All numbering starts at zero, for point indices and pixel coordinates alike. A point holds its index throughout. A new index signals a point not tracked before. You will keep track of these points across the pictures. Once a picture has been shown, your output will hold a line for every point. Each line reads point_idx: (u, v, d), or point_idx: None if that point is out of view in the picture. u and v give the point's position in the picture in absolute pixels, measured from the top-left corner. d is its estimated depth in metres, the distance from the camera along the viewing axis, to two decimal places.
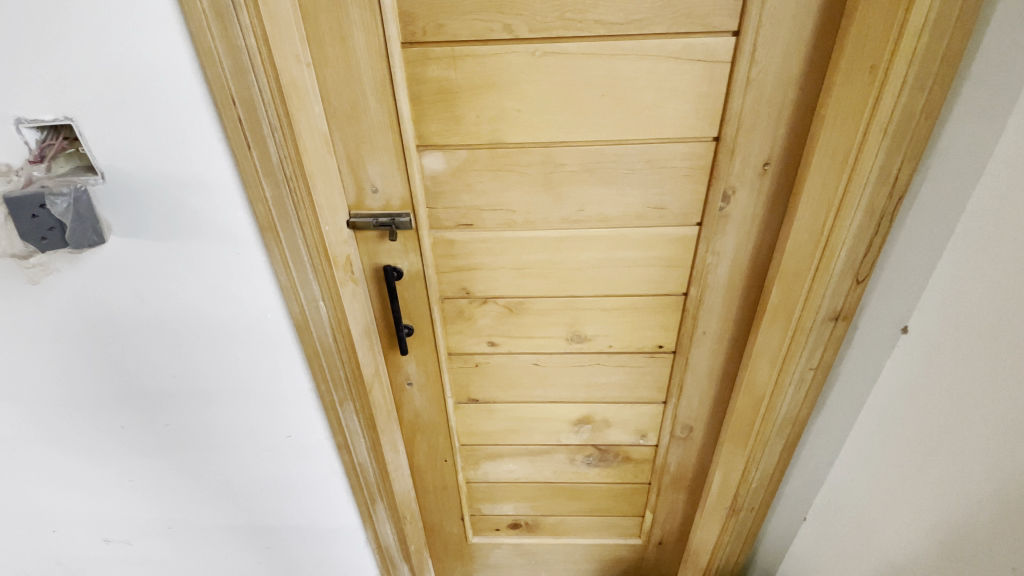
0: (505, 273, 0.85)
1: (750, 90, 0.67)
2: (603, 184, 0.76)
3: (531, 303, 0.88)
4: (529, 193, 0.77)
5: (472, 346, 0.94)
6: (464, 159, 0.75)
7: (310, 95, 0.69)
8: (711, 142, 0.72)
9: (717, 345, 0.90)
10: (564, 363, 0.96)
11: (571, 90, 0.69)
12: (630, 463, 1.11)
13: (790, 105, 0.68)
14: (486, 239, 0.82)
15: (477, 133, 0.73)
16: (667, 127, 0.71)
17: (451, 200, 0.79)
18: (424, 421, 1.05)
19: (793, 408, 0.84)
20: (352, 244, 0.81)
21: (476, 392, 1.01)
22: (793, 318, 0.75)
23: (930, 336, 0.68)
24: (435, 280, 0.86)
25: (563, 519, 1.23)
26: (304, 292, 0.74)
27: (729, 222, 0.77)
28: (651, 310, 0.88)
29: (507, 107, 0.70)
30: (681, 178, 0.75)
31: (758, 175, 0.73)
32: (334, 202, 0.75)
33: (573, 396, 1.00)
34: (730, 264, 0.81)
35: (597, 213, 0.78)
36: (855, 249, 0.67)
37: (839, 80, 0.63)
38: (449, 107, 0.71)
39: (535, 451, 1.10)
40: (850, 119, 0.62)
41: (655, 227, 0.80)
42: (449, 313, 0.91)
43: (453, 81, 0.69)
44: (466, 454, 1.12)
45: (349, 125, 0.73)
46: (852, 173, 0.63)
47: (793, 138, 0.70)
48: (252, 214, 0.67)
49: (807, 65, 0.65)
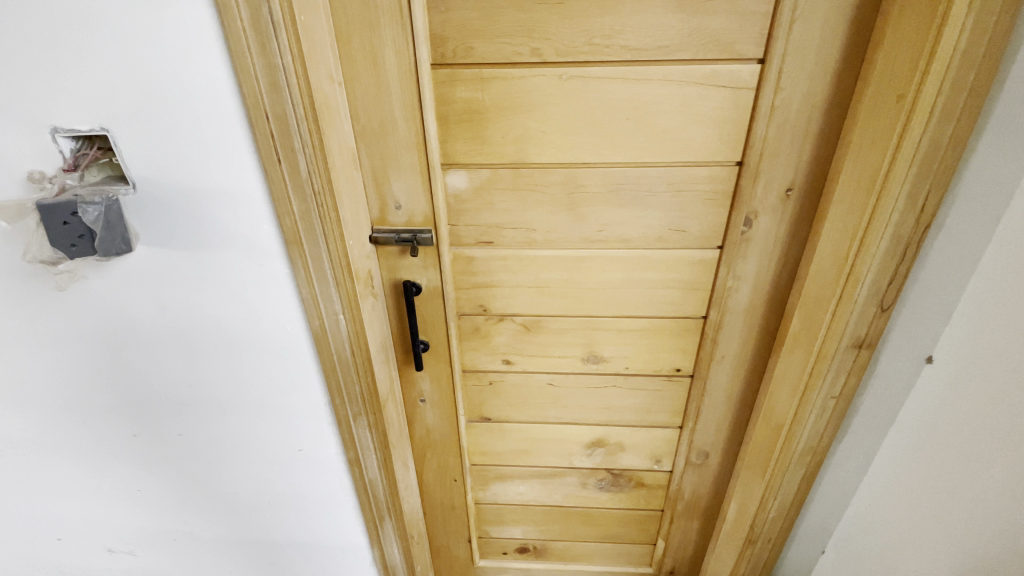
0: (523, 291, 0.85)
1: (774, 117, 0.67)
2: (625, 205, 0.76)
3: (549, 322, 0.88)
4: (550, 213, 0.77)
5: (487, 364, 0.94)
6: (487, 178, 0.76)
7: (341, 113, 0.70)
8: (734, 166, 0.72)
9: (736, 370, 0.89)
10: (579, 384, 0.95)
11: (596, 112, 0.70)
12: (643, 489, 1.09)
13: (814, 132, 0.68)
14: (506, 257, 0.82)
15: (501, 152, 0.73)
16: (691, 151, 0.71)
17: (472, 218, 0.79)
18: (435, 439, 1.03)
19: (814, 437, 0.82)
20: (373, 259, 0.81)
21: (490, 411, 1.00)
22: (815, 345, 0.74)
23: (956, 367, 0.67)
24: (454, 297, 0.86)
25: (572, 545, 1.20)
26: (325, 306, 0.74)
27: (750, 247, 0.77)
28: (669, 332, 0.87)
29: (532, 128, 0.71)
30: (703, 201, 0.75)
31: (781, 200, 0.73)
32: (359, 217, 0.76)
33: (586, 417, 0.99)
34: (751, 289, 0.81)
35: (618, 234, 0.78)
36: (880, 277, 0.66)
37: (865, 108, 0.63)
38: (475, 126, 0.72)
39: (546, 473, 1.08)
40: (876, 147, 0.62)
41: (676, 250, 0.79)
42: (466, 330, 0.90)
43: (479, 101, 0.70)
44: (476, 474, 1.10)
45: (376, 142, 0.74)
46: (879, 201, 0.63)
47: (817, 165, 0.70)
48: (279, 227, 0.68)
49: (830, 94, 0.66)
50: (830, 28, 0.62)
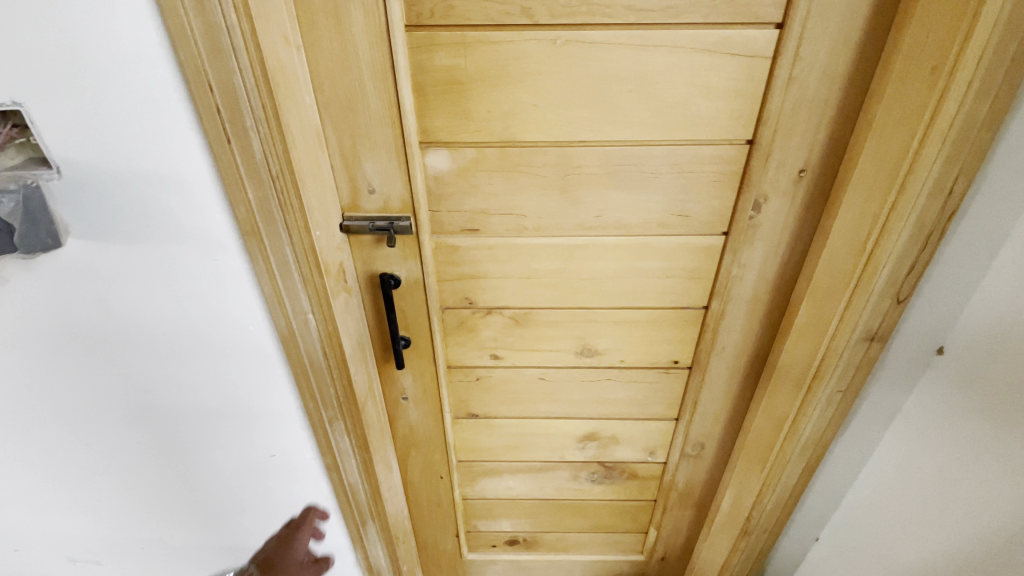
0: (512, 282, 0.78)
1: (792, 89, 0.60)
2: (624, 189, 0.69)
3: (540, 314, 0.81)
4: (543, 197, 0.70)
5: (474, 359, 0.87)
6: (472, 158, 0.68)
7: (302, 84, 0.61)
8: (744, 144, 0.66)
9: (735, 362, 0.85)
10: (572, 377, 0.89)
11: (593, 83, 0.62)
12: (636, 480, 1.06)
13: (833, 107, 0.62)
14: (494, 246, 0.75)
15: (486, 129, 0.65)
16: (698, 128, 0.64)
17: (455, 202, 0.71)
18: (419, 438, 0.97)
19: (817, 430, 0.78)
20: (346, 249, 0.72)
21: (477, 407, 0.94)
22: (824, 337, 0.70)
23: (968, 361, 0.63)
24: (436, 289, 0.78)
25: (562, 536, 1.18)
26: (290, 306, 0.66)
27: (758, 233, 0.71)
28: (668, 323, 0.82)
29: (521, 101, 0.63)
30: (709, 184, 0.69)
31: (793, 182, 0.67)
32: (329, 204, 0.67)
33: (579, 411, 0.94)
34: (756, 277, 0.75)
35: (616, 220, 0.72)
36: (899, 266, 0.62)
37: (893, 79, 0.57)
38: (458, 99, 0.63)
39: (537, 468, 1.04)
40: (904, 124, 0.56)
41: (678, 237, 0.73)
42: (450, 324, 0.83)
43: (462, 70, 0.62)
44: (464, 471, 1.05)
45: (344, 117, 0.64)
46: (903, 183, 0.57)
47: (834, 144, 0.64)
48: (234, 217, 0.59)
49: (853, 64, 0.59)
50: None
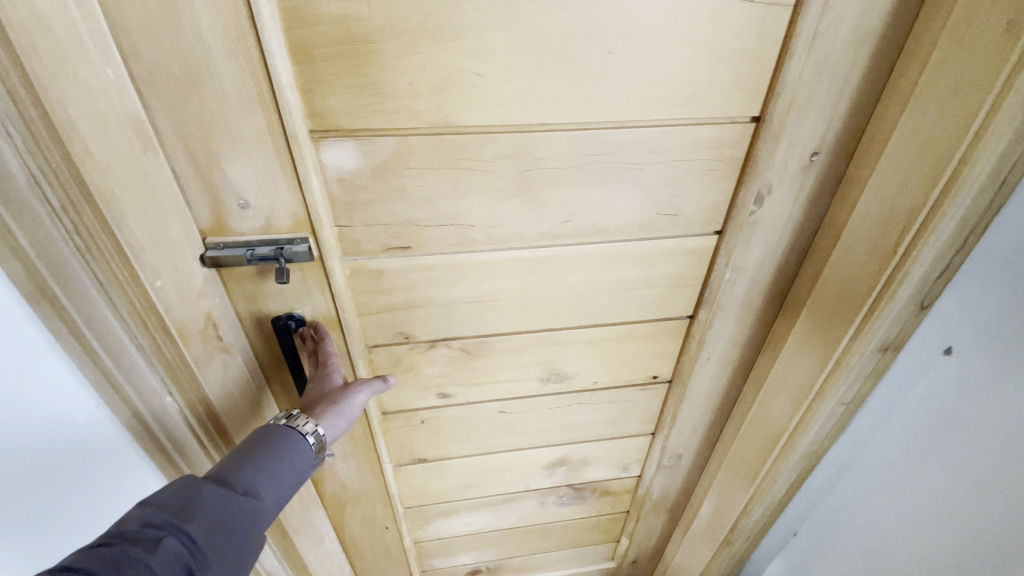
0: (459, 308, 0.60)
1: (815, 49, 0.46)
2: (599, 184, 0.53)
3: (496, 342, 0.65)
4: (494, 201, 0.51)
5: (416, 400, 0.69)
6: (391, 152, 0.46)
7: (90, 51, 0.36)
8: (750, 121, 0.51)
9: (719, 370, 0.74)
10: (537, 406, 0.75)
11: (561, 42, 0.43)
12: (608, 496, 0.95)
13: (858, 72, 0.48)
14: (432, 267, 0.55)
15: (410, 109, 0.44)
16: (695, 103, 0.49)
17: (373, 214, 0.50)
18: (354, 492, 0.79)
19: (816, 441, 0.72)
20: (216, 293, 0.50)
21: (424, 450, 0.77)
22: (833, 350, 0.61)
23: (979, 360, 0.57)
24: (356, 327, 0.58)
25: (529, 557, 1.07)
26: (131, 384, 0.48)
27: (757, 230, 0.58)
28: (648, 337, 0.69)
29: (459, 67, 0.43)
30: (704, 174, 0.54)
31: (803, 168, 0.54)
32: (189, 234, 0.46)
33: (546, 439, 0.80)
34: (750, 279, 0.63)
35: (590, 224, 0.55)
36: (931, 270, 0.54)
37: (944, 40, 0.44)
38: (361, 65, 0.42)
39: (499, 500, 0.90)
40: (957, 103, 0.45)
41: (664, 239, 0.58)
42: (381, 364, 0.64)
43: (364, 20, 0.40)
44: (413, 515, 0.89)
45: (181, 95, 0.41)
46: (953, 177, 0.47)
47: (851, 120, 0.52)
48: (1, 272, 0.39)
49: (889, 17, 0.46)
50: None
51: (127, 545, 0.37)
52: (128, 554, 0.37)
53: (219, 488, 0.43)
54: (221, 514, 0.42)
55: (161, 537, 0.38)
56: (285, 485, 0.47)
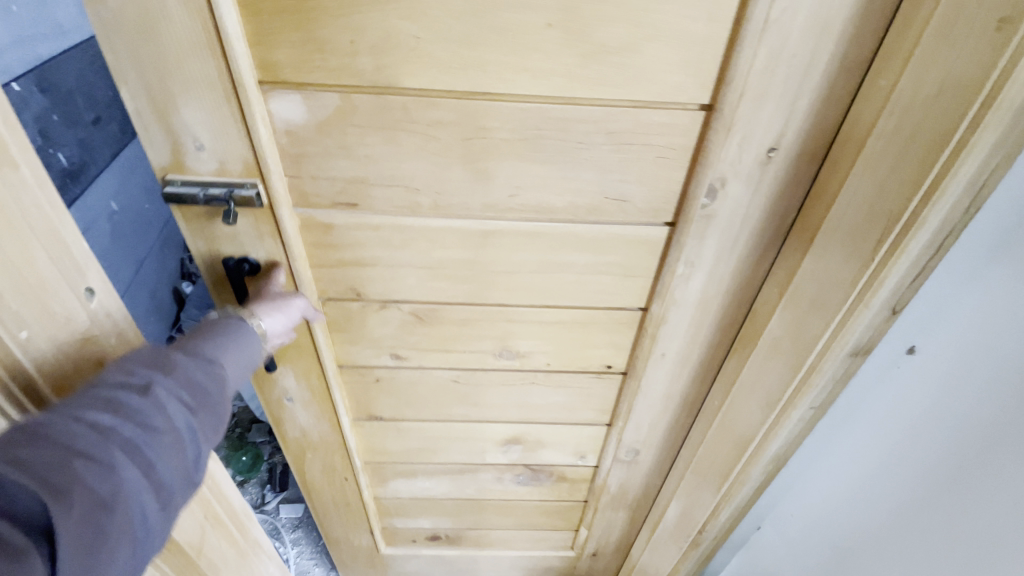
0: (409, 272, 0.62)
1: (767, 36, 0.44)
2: (545, 162, 0.53)
3: (447, 311, 0.66)
4: (439, 167, 0.53)
5: (371, 359, 0.72)
6: (335, 109, 0.48)
7: None
8: (703, 110, 0.49)
9: (678, 367, 0.73)
10: (491, 381, 0.76)
11: (500, 11, 0.43)
12: (566, 483, 0.96)
13: (819, 65, 0.46)
14: (380, 228, 0.57)
15: (351, 67, 0.46)
16: (641, 85, 0.48)
17: (321, 168, 0.52)
18: (314, 439, 0.83)
19: (781, 446, 0.70)
20: (110, 331, 0.43)
21: (380, 409, 0.80)
22: (806, 358, 0.59)
23: (945, 363, 0.56)
24: (309, 278, 0.61)
25: (487, 532, 1.09)
26: None
27: (711, 225, 0.56)
28: (601, 325, 0.68)
29: (398, 30, 0.44)
30: (654, 161, 0.53)
31: (760, 164, 0.52)
32: (64, 268, 0.38)
33: (500, 416, 0.82)
34: (707, 277, 0.62)
35: (536, 201, 0.56)
36: (906, 275, 0.51)
37: (930, 32, 0.42)
38: (303, 20, 0.43)
39: (456, 470, 0.92)
40: (946, 96, 0.42)
41: (614, 225, 0.58)
42: (336, 318, 0.67)
43: None
44: (373, 471, 0.92)
45: (139, 36, 0.44)
46: (941, 175, 0.44)
47: (814, 116, 0.50)
48: None
49: (859, 9, 0.44)
50: None
51: (102, 396, 0.36)
52: (107, 412, 0.35)
53: (183, 358, 0.41)
54: (201, 379, 0.41)
55: (142, 390, 0.37)
56: (246, 366, 0.46)
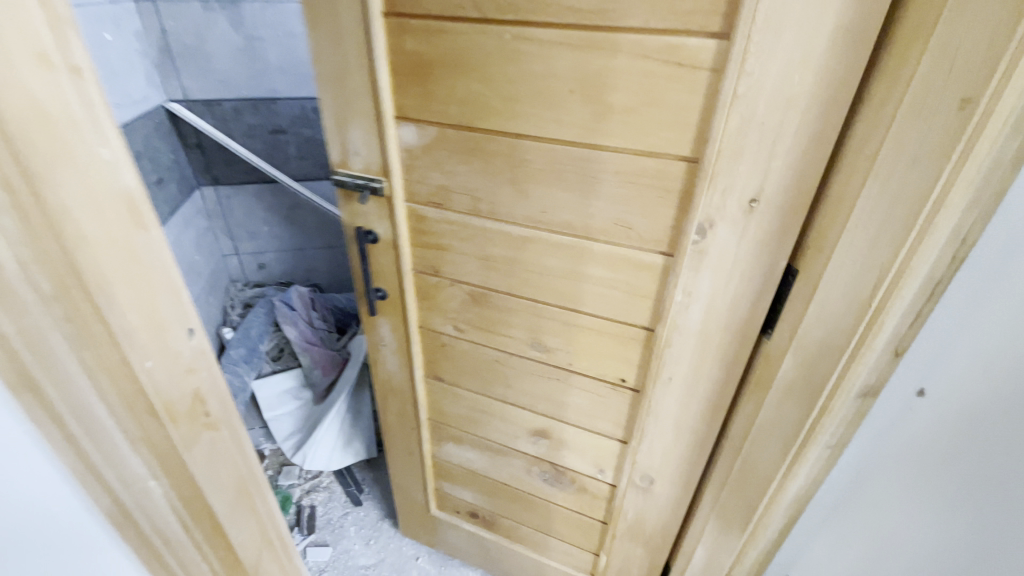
0: (470, 261, 0.83)
1: (736, 107, 0.55)
2: (567, 189, 0.70)
3: (494, 298, 0.86)
4: (494, 183, 0.74)
5: (440, 326, 0.95)
6: (436, 137, 0.74)
7: (82, 125, 0.28)
8: (686, 162, 0.61)
9: (687, 396, 0.79)
10: (525, 368, 0.91)
11: (539, 80, 0.64)
12: (586, 496, 1.03)
13: (788, 133, 0.55)
14: (454, 223, 0.81)
15: (447, 111, 0.71)
16: (637, 137, 0.62)
17: (423, 175, 0.78)
18: (396, 384, 1.08)
19: (806, 485, 0.75)
20: (208, 364, 0.40)
21: (443, 372, 1.01)
22: (818, 398, 0.66)
23: (950, 403, 0.60)
24: (408, 252, 0.87)
25: (517, 526, 1.20)
26: (149, 515, 0.40)
27: (704, 260, 0.66)
28: (614, 337, 0.80)
29: (476, 90, 0.68)
30: (651, 198, 0.65)
31: (744, 212, 0.61)
32: (180, 315, 0.37)
33: (532, 405, 0.96)
34: (705, 309, 0.70)
35: (561, 219, 0.73)
36: (903, 321, 0.58)
37: (901, 116, 0.50)
38: (424, 81, 0.70)
39: (495, 448, 1.08)
40: (919, 168, 0.51)
41: (621, 247, 0.71)
42: (421, 286, 0.91)
43: (427, 57, 0.68)
44: (433, 430, 1.14)
45: (338, 88, 0.75)
46: (922, 235, 0.52)
47: (792, 174, 0.58)
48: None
49: (821, 87, 0.52)
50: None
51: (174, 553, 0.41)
52: None
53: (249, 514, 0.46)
54: None
55: None
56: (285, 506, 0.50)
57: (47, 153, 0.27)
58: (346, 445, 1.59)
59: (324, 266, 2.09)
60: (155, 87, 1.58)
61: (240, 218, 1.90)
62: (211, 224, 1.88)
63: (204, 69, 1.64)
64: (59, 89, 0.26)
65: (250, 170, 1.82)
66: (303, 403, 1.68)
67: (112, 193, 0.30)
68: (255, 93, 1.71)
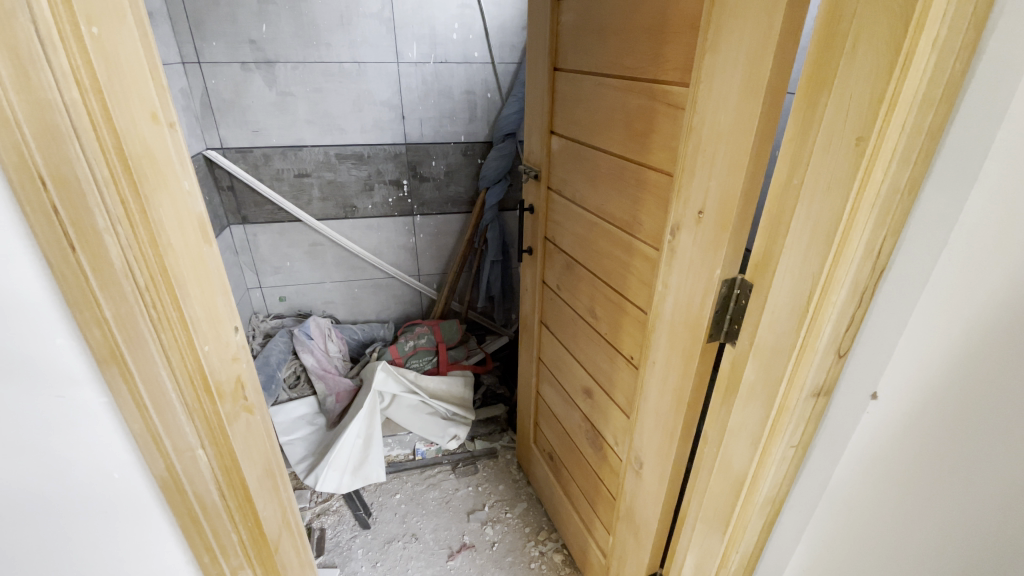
0: (568, 237, 1.19)
1: (692, 137, 0.73)
2: (614, 188, 0.97)
3: (578, 268, 1.17)
4: (583, 179, 1.08)
5: (550, 280, 1.32)
6: (563, 147, 1.14)
7: (177, 166, 0.46)
8: (664, 174, 0.84)
9: (661, 386, 0.92)
10: (586, 329, 1.18)
11: (608, 112, 0.95)
12: (607, 466, 1.20)
13: (720, 161, 0.69)
14: (565, 204, 1.18)
15: (569, 128, 1.10)
16: (648, 155, 0.86)
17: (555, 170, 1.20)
18: (528, 323, 1.51)
19: (775, 487, 0.79)
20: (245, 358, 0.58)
21: (548, 317, 1.39)
22: (775, 398, 0.71)
23: (910, 403, 0.64)
24: (542, 221, 1.30)
25: (570, 480, 1.45)
26: (170, 441, 0.53)
27: (674, 257, 0.83)
28: (628, 316, 1.00)
29: (581, 117, 1.04)
30: (653, 204, 0.87)
31: (695, 222, 0.76)
32: (229, 308, 0.55)
33: (586, 364, 1.21)
34: (674, 302, 0.85)
35: (608, 211, 1.01)
36: (838, 326, 0.63)
37: (817, 149, 0.60)
38: (563, 109, 1.12)
39: (567, 396, 1.35)
40: (835, 190, 0.59)
41: (636, 239, 0.94)
42: (546, 250, 1.32)
43: (566, 94, 1.09)
44: (539, 371, 1.52)
45: (534, 112, 1.24)
46: (841, 251, 0.60)
47: (718, 193, 0.70)
48: (69, 327, 0.46)
49: (745, 128, 0.64)
50: (734, 58, 0.64)
51: None
52: None
53: None
54: None
55: None
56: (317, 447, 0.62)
57: (155, 187, 0.44)
58: (358, 471, 1.72)
59: (340, 300, 2.37)
60: (196, 137, 1.87)
61: (301, 241, 2.20)
62: (238, 258, 2.17)
63: (286, 120, 1.97)
64: (165, 144, 0.45)
65: (275, 212, 2.12)
66: (316, 429, 1.88)
67: (189, 213, 0.48)
68: (323, 140, 2.03)
